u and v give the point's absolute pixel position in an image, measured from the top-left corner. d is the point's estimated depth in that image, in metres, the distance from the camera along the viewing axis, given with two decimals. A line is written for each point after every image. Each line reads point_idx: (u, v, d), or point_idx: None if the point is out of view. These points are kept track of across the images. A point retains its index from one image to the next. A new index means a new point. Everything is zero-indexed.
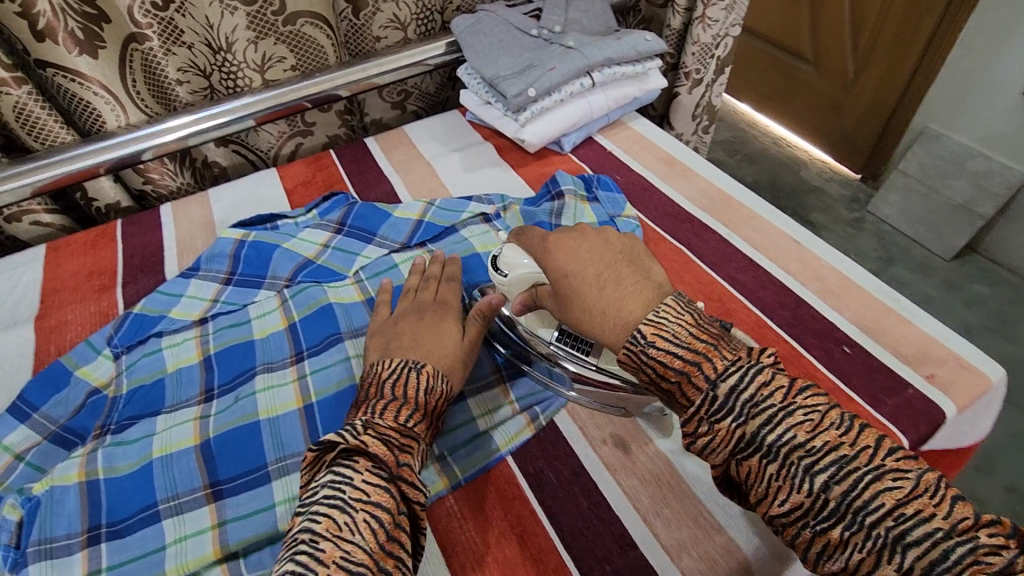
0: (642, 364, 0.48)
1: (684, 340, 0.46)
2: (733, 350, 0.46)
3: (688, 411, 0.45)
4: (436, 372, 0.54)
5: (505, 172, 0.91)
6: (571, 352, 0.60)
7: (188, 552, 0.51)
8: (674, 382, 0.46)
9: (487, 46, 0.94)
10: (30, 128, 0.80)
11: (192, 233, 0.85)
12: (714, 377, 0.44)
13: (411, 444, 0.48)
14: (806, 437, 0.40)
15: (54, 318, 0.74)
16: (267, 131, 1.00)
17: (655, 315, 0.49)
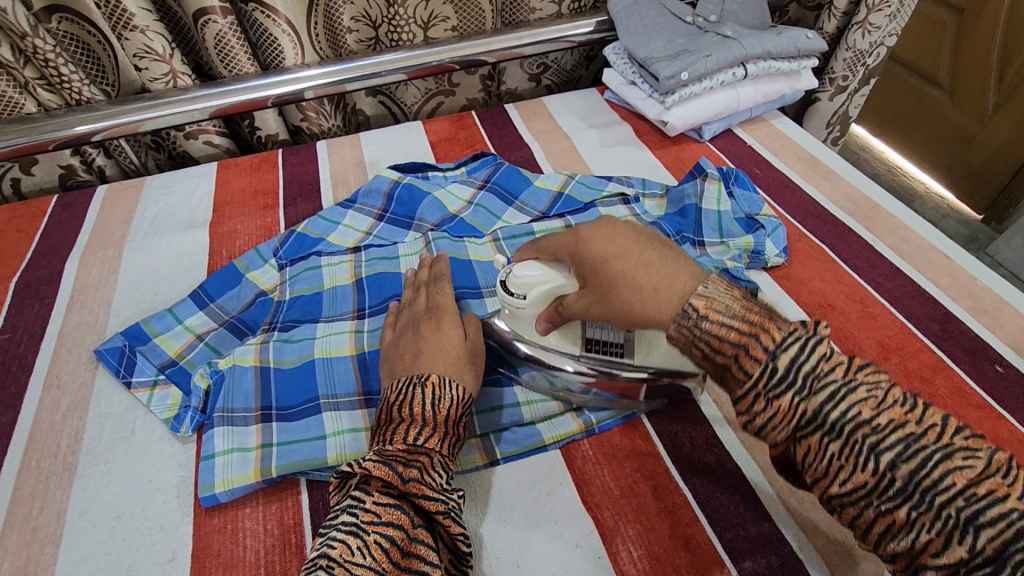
0: (696, 339, 0.46)
1: (739, 314, 0.45)
2: (786, 322, 0.45)
3: (746, 385, 0.43)
4: (442, 380, 0.53)
5: (643, 151, 0.92)
6: (602, 361, 0.58)
7: (347, 446, 0.56)
8: (730, 356, 0.44)
9: (642, 28, 0.95)
10: (223, 55, 0.89)
11: (345, 170, 0.91)
12: (774, 347, 0.42)
13: (420, 460, 0.48)
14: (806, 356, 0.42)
15: (226, 227, 0.82)
16: (415, 86, 1.06)
17: (705, 289, 0.47)
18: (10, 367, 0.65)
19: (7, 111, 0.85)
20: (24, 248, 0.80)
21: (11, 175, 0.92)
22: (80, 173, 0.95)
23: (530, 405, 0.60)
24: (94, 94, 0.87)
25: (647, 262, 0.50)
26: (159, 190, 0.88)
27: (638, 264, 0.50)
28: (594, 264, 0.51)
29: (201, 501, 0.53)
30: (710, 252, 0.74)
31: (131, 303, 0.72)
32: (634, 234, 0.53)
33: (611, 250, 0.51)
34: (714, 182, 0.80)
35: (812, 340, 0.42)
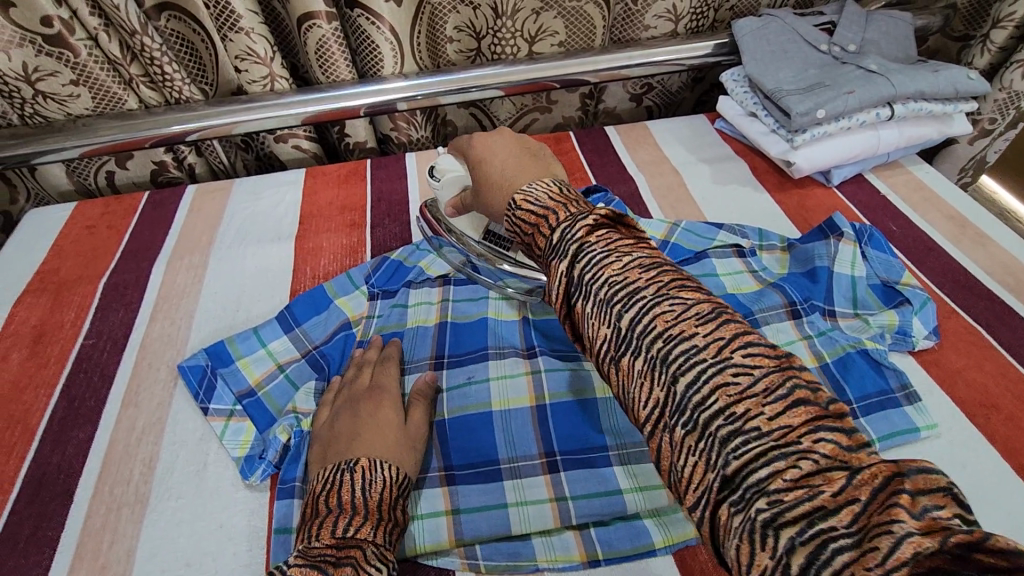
0: (512, 227, 0.45)
1: (545, 201, 0.43)
2: (587, 207, 0.42)
3: (540, 259, 0.41)
4: (373, 461, 0.48)
5: (760, 194, 0.83)
6: (495, 248, 0.67)
7: (425, 536, 0.49)
8: (531, 239, 0.43)
9: (770, 55, 0.86)
10: (322, 61, 0.85)
11: (436, 190, 0.87)
12: (556, 226, 0.40)
13: (352, 555, 0.42)
14: (665, 325, 0.34)
15: (311, 242, 0.79)
16: (510, 101, 1.00)
17: (528, 187, 0.45)
18: (92, 377, 0.64)
19: (109, 105, 0.84)
20: (114, 247, 0.79)
21: (107, 168, 0.92)
22: (172, 170, 0.94)
23: (635, 494, 0.51)
24: (193, 94, 0.85)
25: (505, 167, 0.51)
26: (246, 196, 0.86)
27: (497, 162, 0.52)
28: (474, 162, 0.55)
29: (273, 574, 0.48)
30: (844, 326, 0.64)
31: (213, 318, 0.69)
32: (513, 146, 0.54)
33: (486, 155, 0.54)
34: (848, 245, 0.70)
35: (582, 218, 0.39)
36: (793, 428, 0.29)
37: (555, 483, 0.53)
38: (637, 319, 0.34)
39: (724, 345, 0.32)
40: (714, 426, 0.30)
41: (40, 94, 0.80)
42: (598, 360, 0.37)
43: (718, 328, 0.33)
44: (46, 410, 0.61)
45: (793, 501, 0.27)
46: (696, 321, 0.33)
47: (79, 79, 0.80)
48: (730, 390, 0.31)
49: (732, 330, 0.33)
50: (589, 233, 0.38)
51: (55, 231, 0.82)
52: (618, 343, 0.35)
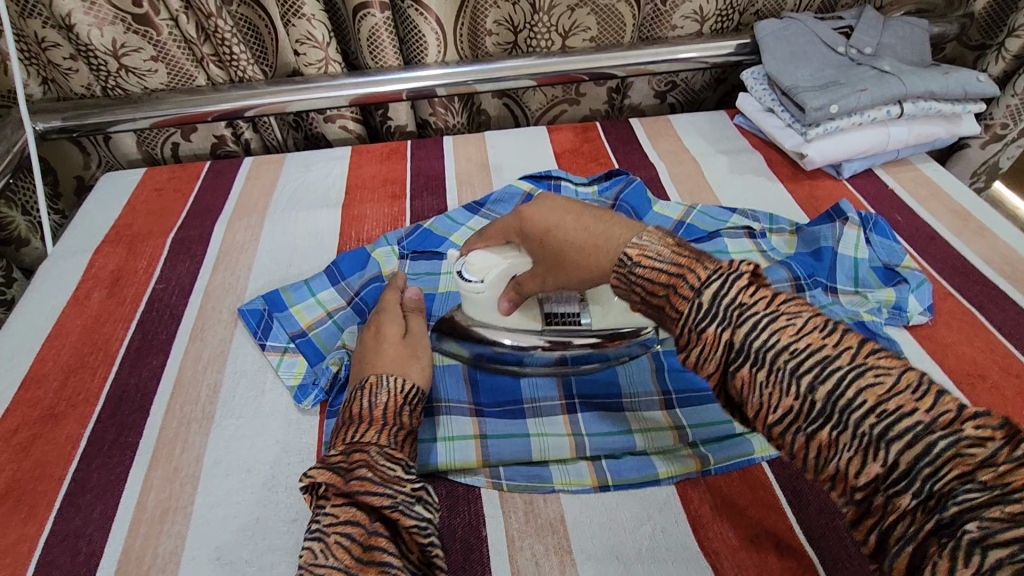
0: (629, 284, 0.47)
1: (668, 256, 0.45)
2: (716, 260, 0.44)
3: (681, 322, 0.43)
4: (380, 377, 0.56)
5: (774, 183, 0.88)
6: (564, 330, 0.64)
7: (456, 454, 0.56)
8: (664, 299, 0.45)
9: (789, 55, 0.91)
10: (373, 48, 0.93)
11: (471, 170, 0.94)
12: (698, 286, 0.42)
13: (360, 456, 0.49)
14: (875, 400, 0.37)
15: (356, 210, 0.87)
16: (542, 92, 1.07)
17: (637, 239, 0.47)
18: (163, 315, 0.72)
19: (180, 82, 0.93)
20: (181, 207, 0.88)
21: (173, 139, 1.01)
22: (230, 144, 1.03)
23: (643, 433, 0.58)
24: (255, 74, 0.94)
25: (583, 224, 0.52)
26: (298, 168, 0.94)
27: (572, 226, 0.52)
28: (539, 231, 0.54)
29: None
30: (845, 300, 0.70)
31: (269, 272, 0.77)
32: (569, 203, 0.54)
33: (552, 220, 0.53)
34: (853, 229, 0.75)
35: (732, 275, 0.42)
36: (1003, 475, 0.33)
37: (572, 421, 0.60)
38: (829, 383, 0.38)
39: (954, 419, 0.35)
40: (932, 480, 0.34)
41: (123, 68, 0.89)
42: (775, 428, 0.40)
43: (843, 336, 0.39)
44: (124, 340, 0.69)
45: (1005, 529, 0.31)
46: (819, 334, 0.39)
47: (158, 56, 0.89)
48: (788, 331, 0.40)
49: (912, 377, 0.37)
50: (822, 329, 0.40)
51: (127, 192, 0.91)
52: (810, 413, 0.38)
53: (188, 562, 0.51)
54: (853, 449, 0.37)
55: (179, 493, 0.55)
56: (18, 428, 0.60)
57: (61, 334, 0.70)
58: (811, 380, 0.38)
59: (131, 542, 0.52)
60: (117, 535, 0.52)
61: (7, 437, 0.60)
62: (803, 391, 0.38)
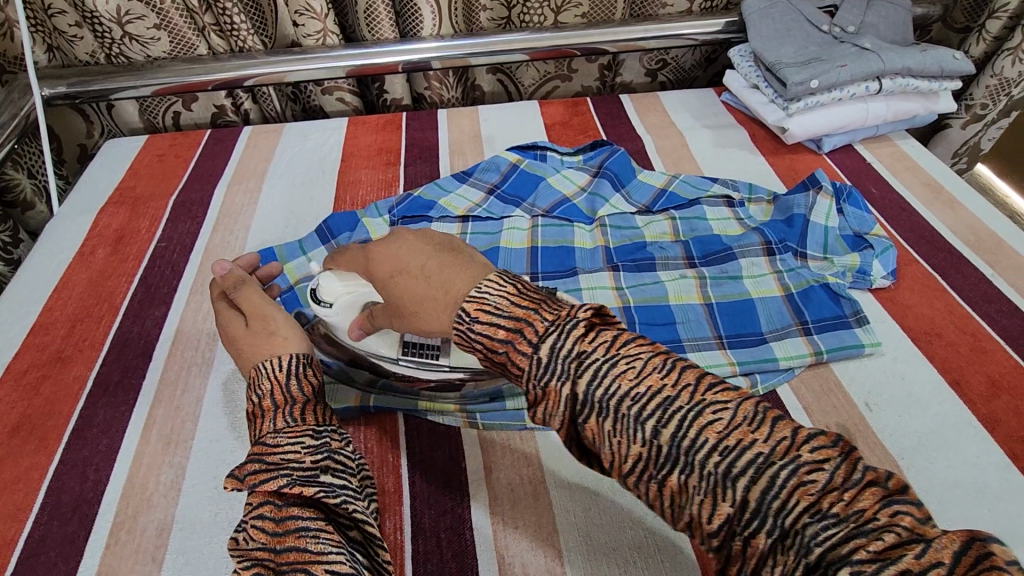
0: (471, 342, 0.43)
1: (506, 310, 0.42)
2: (558, 308, 0.42)
3: (526, 379, 0.40)
4: (257, 367, 0.51)
5: (756, 156, 0.91)
6: (418, 359, 0.57)
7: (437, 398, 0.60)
8: (503, 356, 0.41)
9: (774, 32, 0.94)
10: (370, 20, 0.96)
11: (463, 140, 0.97)
12: (536, 341, 0.40)
13: (256, 451, 0.44)
14: (716, 438, 0.35)
15: (351, 176, 0.90)
16: (535, 67, 1.10)
17: (477, 291, 0.43)
18: (165, 271, 0.75)
19: (182, 51, 0.96)
20: (181, 172, 0.91)
21: (175, 108, 1.04)
22: (230, 114, 1.06)
23: None
24: (255, 44, 0.96)
25: (426, 273, 0.48)
26: (296, 136, 0.97)
27: (411, 278, 0.48)
28: (386, 274, 0.50)
29: None
30: (813, 265, 0.73)
31: (265, 232, 0.81)
32: (424, 246, 0.50)
33: (397, 264, 0.50)
34: (825, 199, 0.79)
35: (570, 325, 0.39)
36: (867, 511, 0.31)
37: None
38: (671, 425, 0.36)
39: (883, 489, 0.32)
40: (804, 526, 0.32)
41: (127, 35, 0.92)
42: (631, 478, 0.37)
43: (772, 427, 0.35)
44: (128, 292, 0.72)
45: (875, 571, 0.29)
46: (749, 426, 0.35)
47: (161, 24, 0.92)
48: (715, 428, 0.35)
49: (749, 410, 0.36)
50: (659, 372, 0.37)
51: (131, 157, 0.94)
52: (657, 460, 0.36)
53: (188, 489, 0.54)
54: (735, 513, 0.34)
55: (180, 429, 0.59)
56: (27, 369, 0.64)
57: (67, 287, 0.73)
58: (706, 448, 0.35)
59: (134, 471, 0.56)
60: (121, 464, 0.56)
61: (17, 377, 0.63)
62: (651, 438, 0.36)
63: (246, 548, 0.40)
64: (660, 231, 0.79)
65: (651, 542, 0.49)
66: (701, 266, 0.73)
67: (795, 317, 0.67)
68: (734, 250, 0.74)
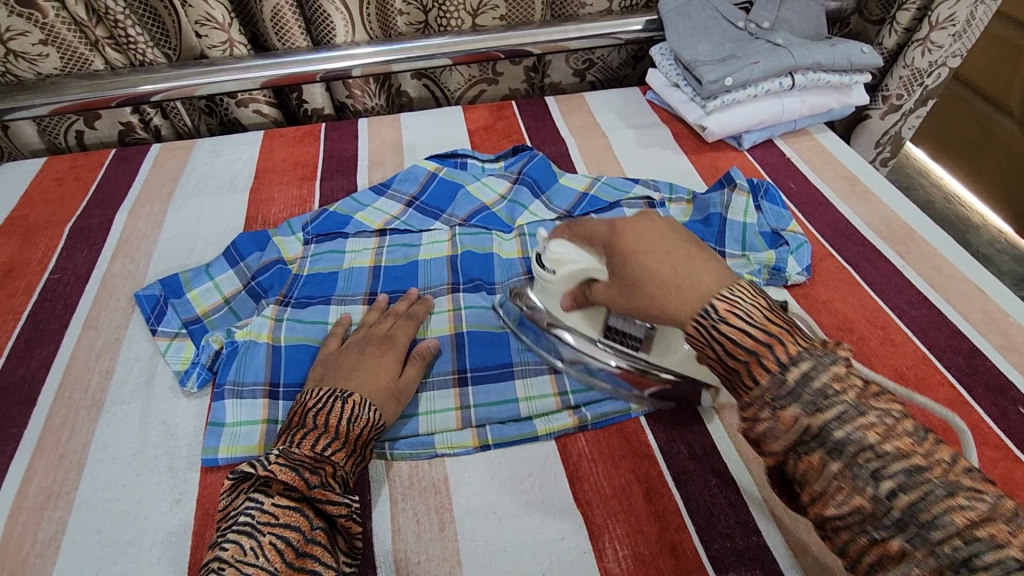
0: (707, 339, 0.41)
1: (759, 321, 0.40)
2: (803, 335, 0.41)
3: (755, 393, 0.39)
4: (363, 400, 0.53)
5: (678, 156, 0.91)
6: (617, 348, 0.57)
7: None
8: (741, 363, 0.40)
9: (690, 30, 0.94)
10: (278, 29, 0.92)
11: (384, 149, 0.94)
12: (786, 360, 0.38)
13: (324, 467, 0.48)
14: (877, 439, 0.35)
15: (264, 194, 0.86)
16: (459, 72, 1.07)
17: (728, 292, 0.41)
18: (56, 305, 0.70)
19: (77, 66, 0.90)
20: (81, 196, 0.85)
21: (76, 128, 0.98)
22: (138, 131, 1.00)
23: (527, 401, 0.60)
24: (156, 57, 0.91)
25: (672, 262, 0.43)
26: (206, 153, 0.93)
27: (661, 256, 0.44)
28: (623, 253, 0.46)
29: (203, 462, 0.56)
30: (730, 263, 0.72)
31: (169, 258, 0.76)
32: (672, 234, 0.45)
33: (643, 248, 0.45)
34: (742, 195, 0.78)
35: (828, 360, 0.38)
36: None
37: (462, 392, 0.61)
38: (916, 494, 0.34)
39: (949, 469, 0.34)
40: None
41: (11, 52, 0.86)
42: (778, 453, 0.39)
43: (851, 374, 0.38)
44: (14, 332, 0.67)
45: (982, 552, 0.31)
46: (846, 378, 0.38)
47: (48, 39, 0.86)
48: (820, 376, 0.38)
49: (912, 426, 0.36)
50: (839, 383, 0.37)
51: (25, 183, 0.88)
52: (849, 471, 0.36)
53: (69, 545, 0.51)
54: (848, 488, 0.36)
55: (63, 479, 0.55)
56: None
57: None
58: (827, 422, 0.36)
59: (10, 529, 0.52)
60: None
61: None
62: (882, 498, 0.34)
63: (253, 561, 0.41)
64: None
65: (558, 566, 0.48)
66: None
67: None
68: None
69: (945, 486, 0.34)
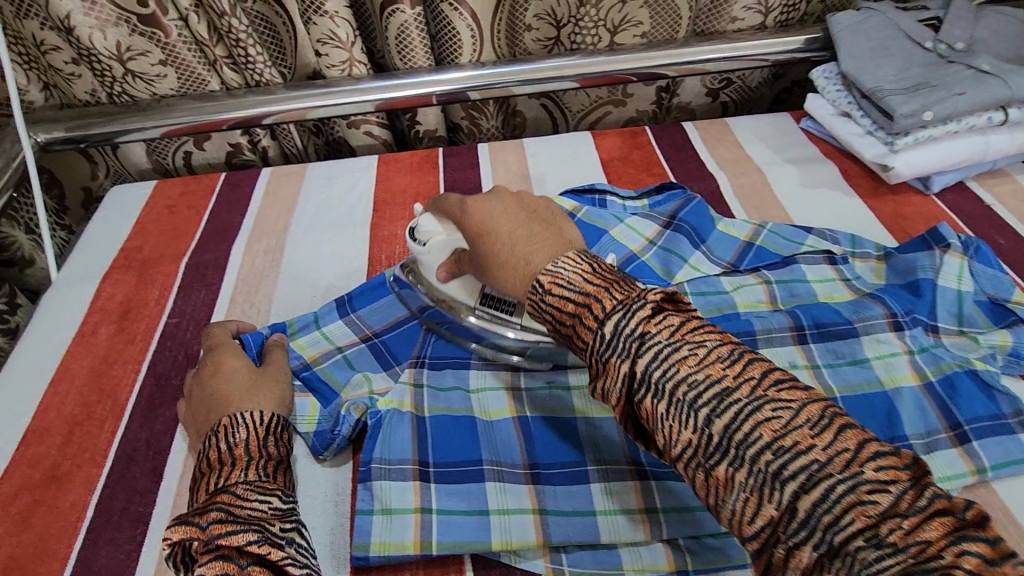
0: (541, 310, 0.45)
1: (578, 285, 0.43)
2: (629, 288, 0.42)
3: (589, 352, 0.42)
4: (234, 416, 0.49)
5: (852, 199, 0.79)
6: (494, 312, 0.60)
7: (513, 532, 0.48)
8: (570, 328, 0.43)
9: (868, 52, 0.81)
10: (401, 47, 0.84)
11: (510, 181, 0.85)
12: (601, 317, 0.41)
13: (218, 501, 0.43)
14: (817, 455, 0.34)
15: (386, 230, 0.78)
16: (586, 93, 0.98)
17: (554, 265, 0.45)
18: (177, 356, 0.65)
19: (192, 86, 0.85)
20: (195, 227, 0.80)
21: (186, 148, 0.94)
22: (246, 152, 0.95)
23: None
24: (273, 77, 0.85)
25: (514, 240, 0.49)
26: (321, 180, 0.86)
27: (509, 226, 0.50)
28: (477, 233, 0.52)
29: (353, 560, 0.48)
30: (949, 343, 0.61)
31: (292, 303, 0.70)
32: (516, 213, 0.52)
33: (488, 226, 0.51)
34: (955, 257, 0.65)
35: (637, 306, 0.40)
36: (932, 545, 0.30)
37: (645, 490, 0.51)
38: (727, 417, 0.36)
39: (852, 460, 0.33)
40: (854, 547, 0.31)
41: (129, 73, 0.81)
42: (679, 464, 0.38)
43: (745, 367, 0.38)
44: (135, 386, 0.62)
45: None
46: (721, 364, 0.38)
47: (168, 59, 0.81)
48: (771, 425, 0.35)
49: (813, 412, 0.35)
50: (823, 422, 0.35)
51: (136, 209, 0.83)
52: (706, 449, 0.36)
53: None
54: (748, 490, 0.35)
55: None
56: (17, 493, 0.54)
57: (66, 378, 0.63)
58: (691, 400, 0.37)
59: None
60: None
61: (5, 504, 0.53)
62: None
63: None
64: (754, 298, 0.66)
65: None
66: (811, 340, 0.61)
67: (943, 420, 0.55)
68: (853, 324, 0.62)
69: (847, 481, 0.33)
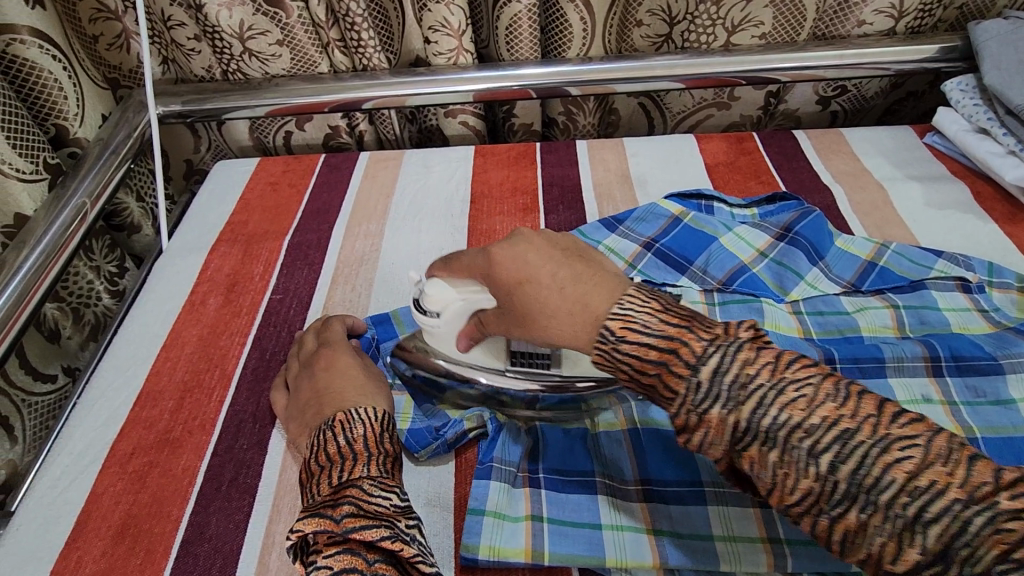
0: (615, 364, 0.40)
1: (655, 327, 0.38)
2: (710, 324, 0.39)
3: (679, 404, 0.37)
4: (349, 412, 0.49)
5: (987, 223, 0.73)
6: (529, 369, 0.54)
7: (628, 550, 0.46)
8: (653, 378, 0.38)
9: (1018, 65, 0.74)
10: (511, 38, 0.83)
11: (610, 181, 0.82)
12: (695, 362, 0.37)
13: (348, 495, 0.43)
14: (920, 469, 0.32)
15: (485, 223, 0.77)
16: (690, 94, 0.94)
17: (620, 307, 0.40)
18: (281, 332, 0.65)
19: (302, 68, 0.86)
20: (296, 206, 0.81)
21: (287, 128, 0.95)
22: (344, 135, 0.96)
23: None
24: (380, 62, 0.85)
25: (559, 282, 0.42)
26: (419, 167, 0.86)
27: (549, 281, 0.42)
28: (513, 280, 0.44)
29: (462, 560, 0.46)
30: None
31: (392, 290, 0.70)
32: (551, 250, 0.45)
33: (525, 269, 0.43)
34: None
35: (734, 348, 0.37)
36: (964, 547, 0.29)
37: (767, 520, 0.47)
38: (852, 460, 0.33)
39: (991, 490, 0.31)
40: (900, 505, 0.32)
41: (247, 52, 0.83)
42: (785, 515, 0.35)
43: (859, 405, 0.35)
44: (240, 359, 0.63)
45: None
46: (833, 403, 0.35)
47: (284, 40, 0.82)
48: (902, 466, 0.33)
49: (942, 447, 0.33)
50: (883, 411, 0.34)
51: (241, 185, 0.85)
52: (832, 496, 0.33)
53: None
54: (886, 534, 0.32)
55: None
56: (133, 454, 0.55)
57: (176, 345, 0.65)
58: (809, 448, 0.34)
59: None
60: None
61: (123, 462, 0.55)
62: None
63: None
64: (880, 324, 0.62)
65: None
66: (947, 375, 0.57)
67: None
68: (995, 361, 0.57)
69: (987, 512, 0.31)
